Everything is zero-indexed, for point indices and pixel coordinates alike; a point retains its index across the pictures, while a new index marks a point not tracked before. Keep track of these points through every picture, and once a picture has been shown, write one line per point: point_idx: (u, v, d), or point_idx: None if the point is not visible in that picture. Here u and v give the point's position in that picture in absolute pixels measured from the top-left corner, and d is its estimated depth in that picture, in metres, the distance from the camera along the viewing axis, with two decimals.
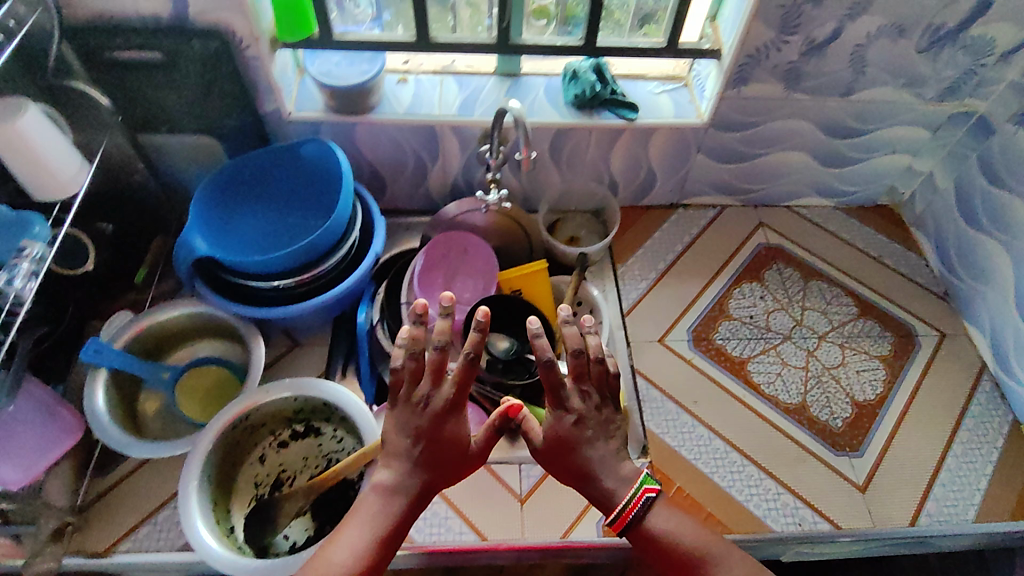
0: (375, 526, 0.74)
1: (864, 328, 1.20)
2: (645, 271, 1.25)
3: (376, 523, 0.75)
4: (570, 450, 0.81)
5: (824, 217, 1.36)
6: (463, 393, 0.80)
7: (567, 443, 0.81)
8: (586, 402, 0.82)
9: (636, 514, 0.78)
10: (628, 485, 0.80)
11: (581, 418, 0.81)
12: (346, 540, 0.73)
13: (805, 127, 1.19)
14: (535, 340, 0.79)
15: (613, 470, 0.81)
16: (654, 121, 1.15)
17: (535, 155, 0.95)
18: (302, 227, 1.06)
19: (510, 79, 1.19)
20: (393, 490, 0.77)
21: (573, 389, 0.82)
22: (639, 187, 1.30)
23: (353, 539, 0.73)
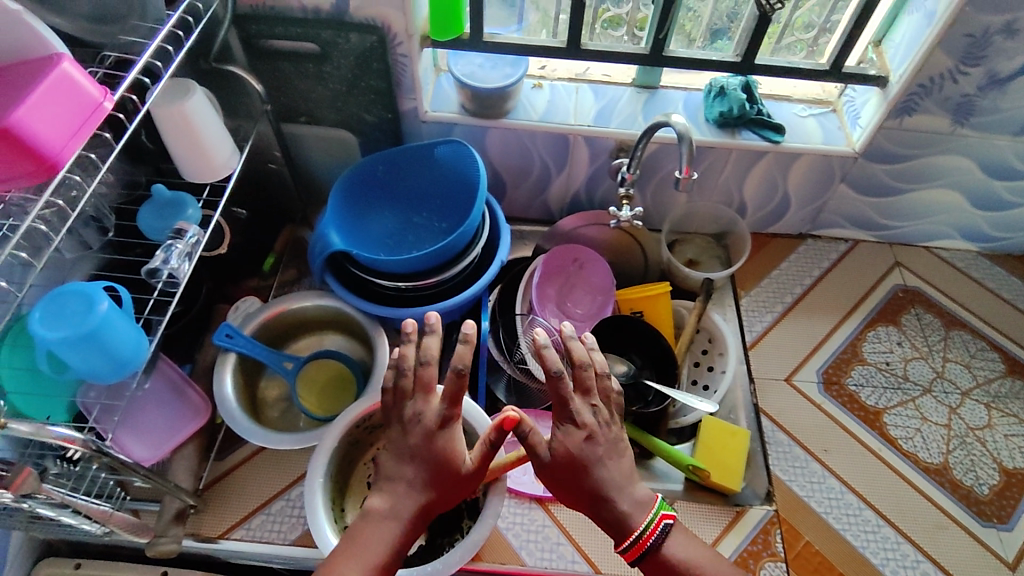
0: (382, 551, 0.71)
1: (1014, 389, 1.09)
2: (772, 303, 1.19)
3: (381, 548, 0.71)
4: (580, 471, 0.75)
5: (966, 262, 1.26)
6: (456, 409, 0.76)
7: (577, 463, 0.75)
8: (590, 416, 0.77)
9: (652, 544, 0.73)
10: (644, 510, 0.75)
11: (592, 434, 0.75)
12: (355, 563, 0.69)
13: (964, 165, 1.09)
14: (541, 351, 0.75)
15: (631, 494, 0.75)
16: (802, 146, 1.08)
17: (694, 177, 0.91)
18: (433, 228, 1.04)
19: (647, 91, 1.15)
20: (397, 512, 0.73)
21: (580, 403, 0.77)
22: (768, 214, 1.23)
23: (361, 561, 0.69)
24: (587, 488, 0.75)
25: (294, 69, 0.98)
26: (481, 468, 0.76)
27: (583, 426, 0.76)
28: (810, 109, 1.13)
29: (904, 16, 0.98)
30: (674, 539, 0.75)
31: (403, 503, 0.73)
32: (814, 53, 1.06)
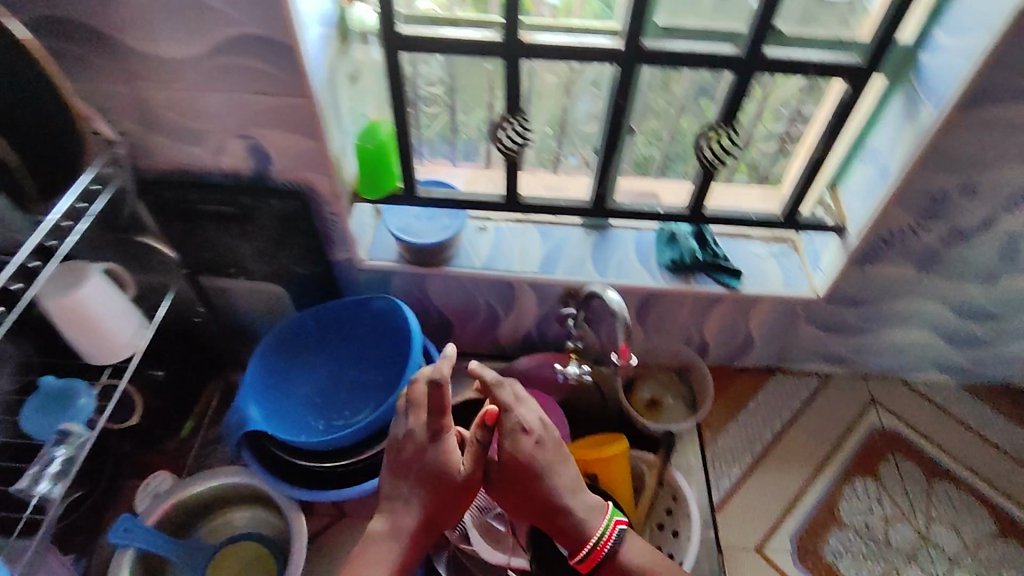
0: (384, 568, 0.74)
1: (1006, 555, 1.01)
2: (740, 454, 1.10)
3: (381, 567, 0.73)
4: (533, 479, 0.76)
5: (945, 395, 1.18)
6: (440, 421, 0.75)
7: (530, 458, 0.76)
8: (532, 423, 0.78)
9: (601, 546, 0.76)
10: (599, 516, 0.78)
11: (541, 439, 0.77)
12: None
13: (934, 308, 1.03)
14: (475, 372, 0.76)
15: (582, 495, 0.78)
16: (761, 291, 1.03)
17: (632, 359, 0.83)
18: (367, 388, 0.98)
19: (599, 231, 1.10)
20: (394, 529, 0.75)
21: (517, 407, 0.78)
22: (733, 350, 1.16)
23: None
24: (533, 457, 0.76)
25: (215, 229, 0.93)
26: (473, 476, 0.76)
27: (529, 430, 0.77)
28: (770, 248, 1.07)
29: (857, 164, 0.93)
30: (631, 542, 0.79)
31: (400, 520, 0.76)
32: (768, 196, 1.02)
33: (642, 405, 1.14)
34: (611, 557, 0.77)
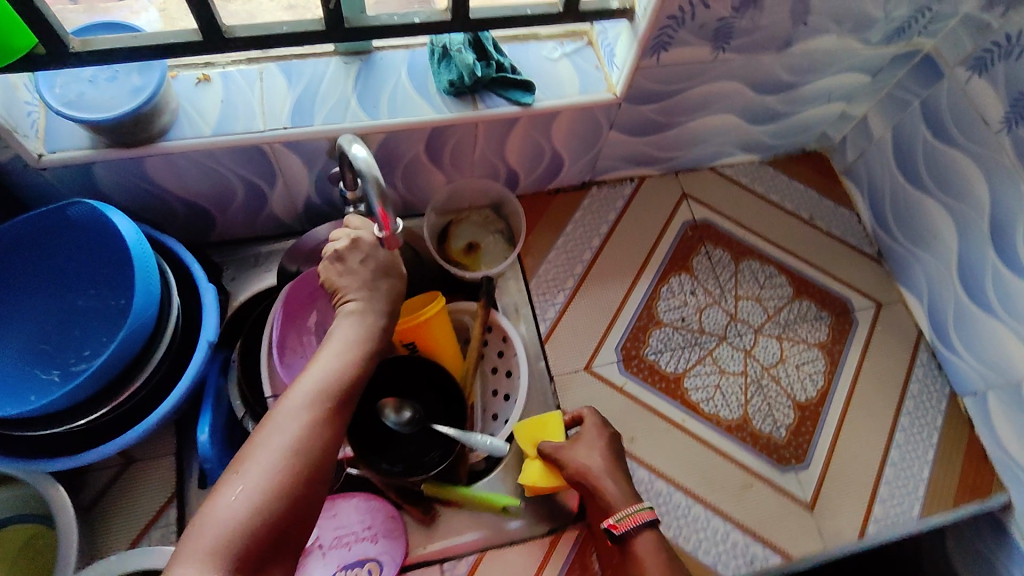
0: (343, 358, 0.67)
1: (803, 311, 1.07)
2: (562, 279, 1.06)
3: (351, 354, 0.67)
4: None
5: (750, 175, 1.18)
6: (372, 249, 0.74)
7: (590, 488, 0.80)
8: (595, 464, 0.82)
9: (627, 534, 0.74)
10: (630, 504, 0.77)
11: None
12: (326, 371, 0.65)
13: (733, 88, 0.97)
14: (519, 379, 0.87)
15: (612, 490, 0.79)
16: (557, 103, 0.89)
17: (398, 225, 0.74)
18: (105, 313, 0.81)
19: (361, 60, 0.88)
20: (350, 325, 0.70)
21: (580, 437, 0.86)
22: (543, 173, 1.06)
23: (333, 367, 0.66)
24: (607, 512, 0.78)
25: None
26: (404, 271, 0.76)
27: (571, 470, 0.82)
28: (563, 48, 0.93)
29: None
30: (657, 541, 0.74)
31: (362, 314, 0.71)
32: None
33: (457, 252, 1.04)
34: (629, 544, 0.75)
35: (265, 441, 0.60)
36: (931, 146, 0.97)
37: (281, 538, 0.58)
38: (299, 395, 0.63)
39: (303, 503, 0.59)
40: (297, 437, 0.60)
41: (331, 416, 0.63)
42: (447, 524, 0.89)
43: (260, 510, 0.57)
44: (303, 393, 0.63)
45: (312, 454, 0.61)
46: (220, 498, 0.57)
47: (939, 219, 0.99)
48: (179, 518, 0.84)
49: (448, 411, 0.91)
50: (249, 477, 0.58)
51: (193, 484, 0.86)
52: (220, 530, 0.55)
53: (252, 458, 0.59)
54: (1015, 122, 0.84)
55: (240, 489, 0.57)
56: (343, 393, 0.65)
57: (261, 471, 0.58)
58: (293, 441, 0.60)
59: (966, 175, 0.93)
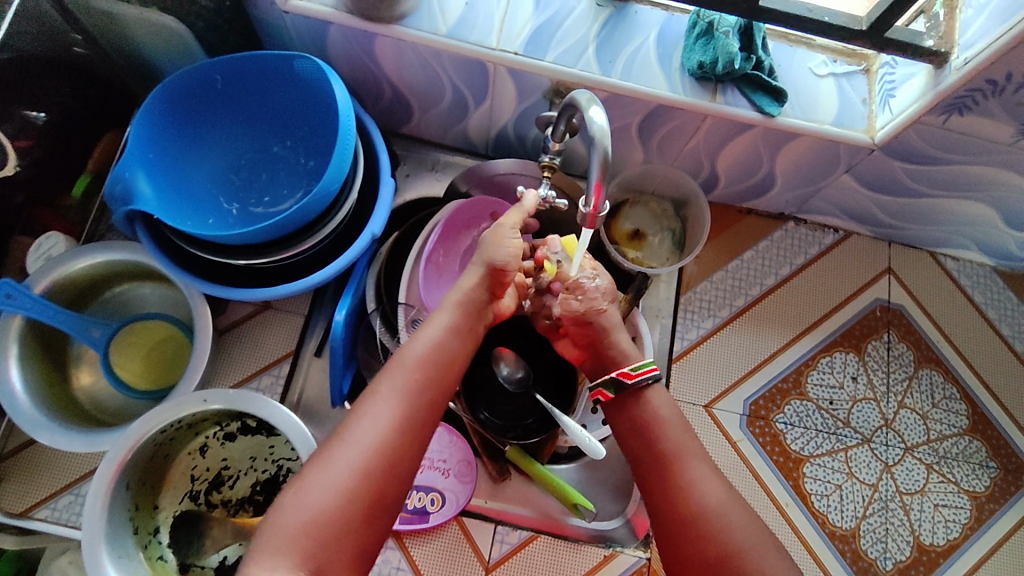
0: (425, 344, 0.65)
1: (967, 451, 0.93)
2: (717, 305, 0.98)
3: (436, 353, 0.65)
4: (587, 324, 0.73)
5: (972, 279, 1.02)
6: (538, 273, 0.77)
7: (597, 335, 0.74)
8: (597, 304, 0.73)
9: (641, 386, 0.68)
10: (627, 362, 0.71)
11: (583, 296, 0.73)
12: (408, 357, 0.64)
13: (1013, 182, 0.82)
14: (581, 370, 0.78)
15: (628, 345, 0.73)
16: (803, 126, 0.79)
17: (603, 211, 0.63)
18: (291, 168, 0.84)
19: (614, 7, 0.82)
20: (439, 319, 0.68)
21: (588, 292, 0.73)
22: (746, 188, 0.97)
23: (416, 367, 0.64)
24: (612, 367, 0.72)
25: None
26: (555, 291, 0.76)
27: (581, 310, 0.73)
28: (835, 66, 0.81)
29: None
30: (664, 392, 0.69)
31: (451, 308, 0.68)
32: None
33: (623, 234, 0.97)
34: (635, 397, 0.68)
35: (347, 435, 0.59)
36: None
37: (359, 531, 0.56)
38: (379, 393, 0.62)
39: (374, 514, 0.57)
40: (377, 435, 0.59)
41: (414, 418, 0.61)
42: (513, 490, 0.87)
43: (333, 517, 0.55)
44: (393, 376, 0.63)
45: (388, 459, 0.59)
46: (297, 489, 0.57)
47: None
48: (289, 374, 0.88)
49: (556, 389, 0.87)
50: (319, 478, 0.57)
51: (309, 347, 0.89)
52: (293, 524, 0.55)
53: (331, 454, 0.58)
54: None
55: (313, 485, 0.56)
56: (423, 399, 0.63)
57: (335, 473, 0.57)
58: (374, 439, 0.59)
59: None
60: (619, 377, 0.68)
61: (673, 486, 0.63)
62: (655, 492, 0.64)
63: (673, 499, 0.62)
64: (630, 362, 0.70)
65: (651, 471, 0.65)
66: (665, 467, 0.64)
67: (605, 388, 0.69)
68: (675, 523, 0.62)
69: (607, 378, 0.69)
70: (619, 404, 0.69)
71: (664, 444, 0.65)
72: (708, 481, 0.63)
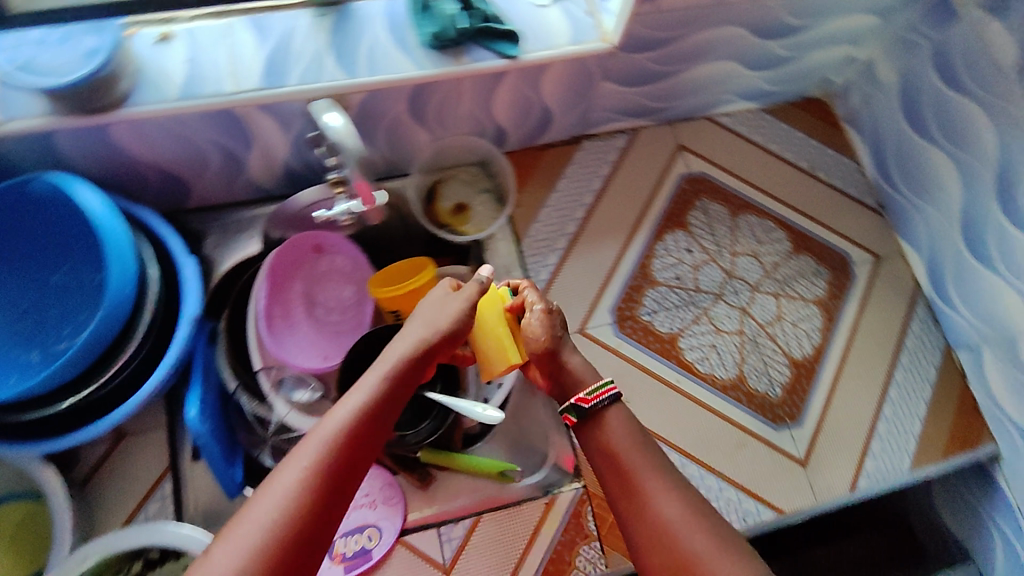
0: (359, 400, 0.60)
1: (800, 268, 1.06)
2: (553, 239, 1.03)
3: (372, 407, 0.61)
4: (551, 355, 0.74)
5: (749, 125, 1.15)
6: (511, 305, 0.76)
7: (555, 364, 0.75)
8: (558, 335, 0.75)
9: (597, 407, 0.70)
10: (588, 385, 0.73)
11: (546, 321, 0.74)
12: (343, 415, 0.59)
13: (735, 34, 0.92)
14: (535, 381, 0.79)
15: (582, 369, 0.75)
16: (546, 55, 0.85)
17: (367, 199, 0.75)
18: (79, 290, 0.77)
19: (334, 12, 0.83)
20: (404, 340, 0.67)
21: (536, 319, 0.74)
22: (533, 128, 1.02)
23: (352, 421, 0.59)
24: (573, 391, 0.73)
25: None
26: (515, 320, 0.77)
27: (542, 343, 0.74)
28: None
29: None
30: (624, 412, 0.71)
31: (389, 360, 0.65)
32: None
33: (446, 213, 1.01)
34: (595, 418, 0.71)
35: (260, 499, 0.53)
36: (940, 94, 0.96)
37: None
38: (332, 417, 0.59)
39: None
40: (293, 495, 0.53)
41: (339, 473, 0.56)
42: (442, 489, 0.88)
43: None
44: (319, 433, 0.57)
45: (306, 521, 0.53)
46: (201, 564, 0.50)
47: (943, 171, 0.98)
48: (175, 491, 0.83)
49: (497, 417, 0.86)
50: (228, 546, 0.50)
51: (186, 455, 0.85)
52: None
53: (242, 518, 0.52)
54: None
55: (222, 552, 0.50)
56: (376, 424, 0.61)
57: (244, 541, 0.51)
58: (288, 500, 0.53)
59: (975, 124, 0.91)
60: (576, 403, 0.70)
61: (639, 507, 0.63)
62: (622, 511, 0.65)
63: (641, 523, 0.63)
64: (586, 386, 0.72)
65: (616, 495, 0.66)
66: (626, 484, 0.65)
67: (568, 412, 0.72)
68: (645, 544, 0.62)
69: (568, 403, 0.72)
70: (583, 425, 0.72)
71: (623, 464, 0.66)
72: (666, 499, 0.63)
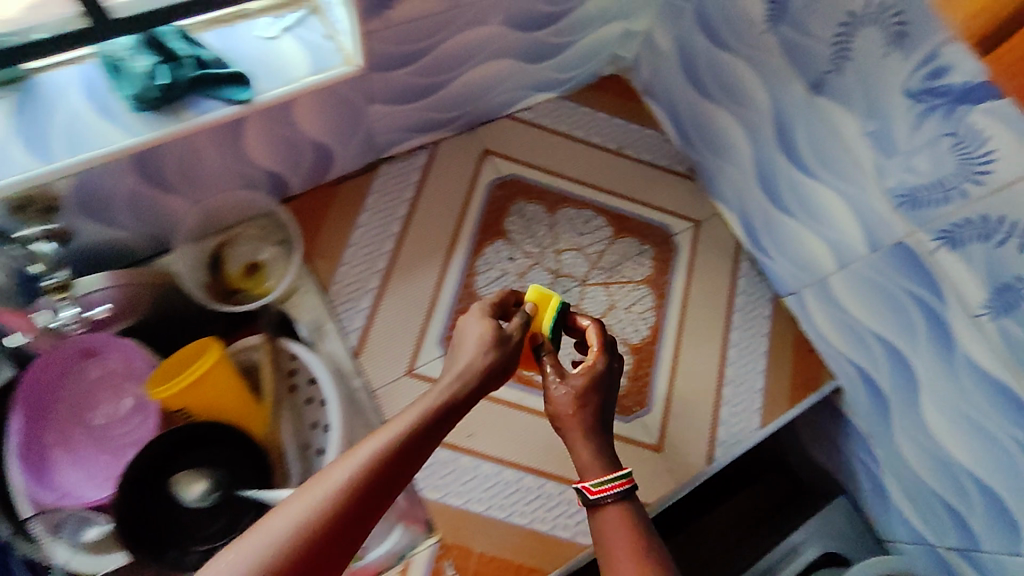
0: (372, 450, 0.54)
1: (625, 251, 1.04)
2: (363, 281, 0.96)
3: (369, 476, 0.53)
4: (558, 425, 0.70)
5: (550, 115, 1.11)
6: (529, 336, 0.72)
7: (564, 435, 0.70)
8: (571, 405, 0.69)
9: (603, 499, 0.65)
10: (598, 470, 0.67)
11: (569, 390, 0.69)
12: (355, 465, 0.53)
13: (495, 33, 0.87)
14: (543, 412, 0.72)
15: (590, 451, 0.68)
16: (283, 93, 0.76)
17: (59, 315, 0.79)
18: None
19: (16, 89, 0.71)
20: (424, 398, 0.61)
21: (558, 387, 0.70)
22: (314, 167, 0.93)
23: (352, 480, 0.52)
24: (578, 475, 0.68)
25: None
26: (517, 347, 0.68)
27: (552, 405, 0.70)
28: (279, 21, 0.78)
29: None
30: (629, 509, 0.65)
31: (429, 404, 0.60)
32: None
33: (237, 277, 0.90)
34: (598, 510, 0.66)
35: (268, 527, 0.49)
36: (711, 55, 0.95)
37: None
38: (386, 433, 0.56)
39: None
40: (320, 519, 0.50)
41: (309, 544, 0.49)
42: None
43: None
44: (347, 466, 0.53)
45: None
46: None
47: (732, 130, 0.98)
48: None
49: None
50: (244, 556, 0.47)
51: None
52: None
53: (264, 531, 0.49)
54: (776, 21, 0.82)
55: None
56: (387, 478, 0.54)
57: None
58: (294, 534, 0.49)
59: (746, 82, 0.91)
60: (582, 491, 0.66)
61: None
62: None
63: None
64: (591, 473, 0.67)
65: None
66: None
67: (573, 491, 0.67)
68: None
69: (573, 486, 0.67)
70: (591, 508, 0.66)
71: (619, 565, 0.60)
72: None
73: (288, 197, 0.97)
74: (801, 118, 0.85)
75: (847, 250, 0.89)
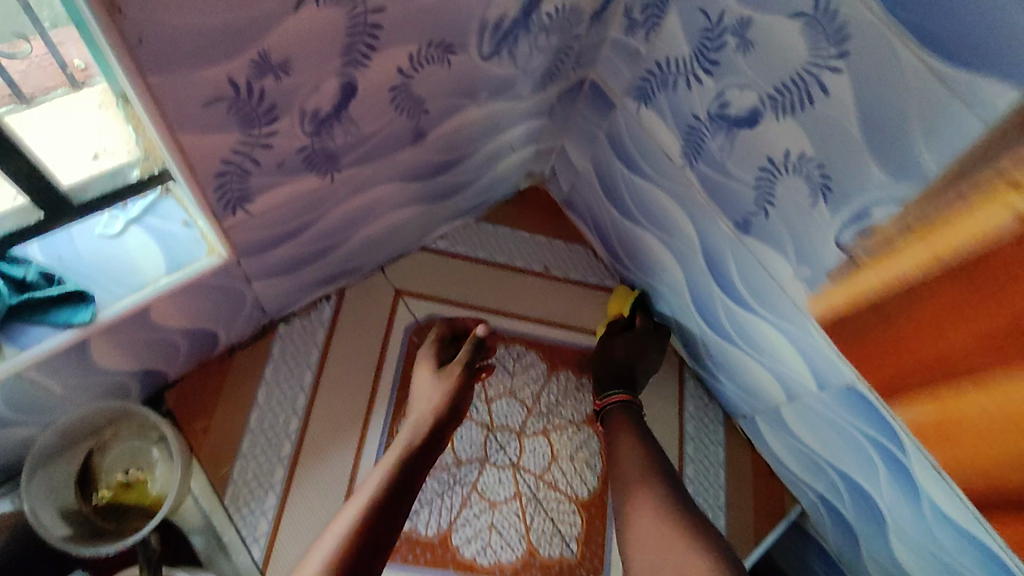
0: (388, 464, 0.76)
1: (563, 389, 0.95)
2: (267, 473, 0.84)
3: (407, 466, 0.76)
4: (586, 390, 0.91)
5: (468, 242, 1.02)
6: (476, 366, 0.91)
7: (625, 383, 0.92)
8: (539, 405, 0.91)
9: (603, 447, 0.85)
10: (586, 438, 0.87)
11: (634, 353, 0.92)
12: (378, 475, 0.75)
13: (389, 190, 0.77)
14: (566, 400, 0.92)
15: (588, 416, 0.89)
16: (130, 305, 0.64)
17: None
18: None
19: None
20: (420, 403, 0.83)
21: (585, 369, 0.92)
22: (197, 350, 0.81)
23: (373, 490, 0.73)
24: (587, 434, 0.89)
25: None
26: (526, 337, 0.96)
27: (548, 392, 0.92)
28: (123, 212, 0.65)
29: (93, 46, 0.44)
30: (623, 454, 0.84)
31: (414, 425, 0.80)
32: (20, 45, 0.47)
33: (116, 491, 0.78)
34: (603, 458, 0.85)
35: (313, 550, 0.68)
36: (630, 181, 0.88)
37: None
38: (378, 470, 0.75)
39: None
40: (344, 537, 0.68)
41: (371, 528, 0.70)
42: None
43: None
44: (361, 493, 0.73)
45: None
46: None
47: (661, 253, 0.91)
48: None
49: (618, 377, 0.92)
50: None
51: None
52: None
53: (304, 564, 0.67)
54: (693, 158, 0.76)
55: None
56: (391, 500, 0.73)
57: None
58: (328, 557, 0.66)
59: (670, 212, 0.84)
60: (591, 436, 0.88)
61: None
62: None
63: None
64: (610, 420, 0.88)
65: None
66: None
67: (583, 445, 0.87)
68: None
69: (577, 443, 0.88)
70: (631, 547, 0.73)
71: None
72: None
73: (168, 384, 0.85)
74: (731, 254, 0.79)
75: (796, 385, 0.82)
